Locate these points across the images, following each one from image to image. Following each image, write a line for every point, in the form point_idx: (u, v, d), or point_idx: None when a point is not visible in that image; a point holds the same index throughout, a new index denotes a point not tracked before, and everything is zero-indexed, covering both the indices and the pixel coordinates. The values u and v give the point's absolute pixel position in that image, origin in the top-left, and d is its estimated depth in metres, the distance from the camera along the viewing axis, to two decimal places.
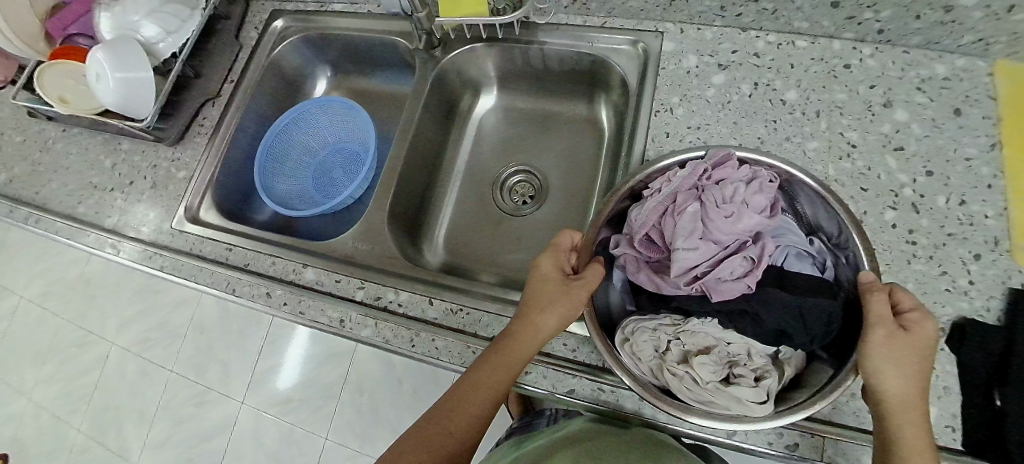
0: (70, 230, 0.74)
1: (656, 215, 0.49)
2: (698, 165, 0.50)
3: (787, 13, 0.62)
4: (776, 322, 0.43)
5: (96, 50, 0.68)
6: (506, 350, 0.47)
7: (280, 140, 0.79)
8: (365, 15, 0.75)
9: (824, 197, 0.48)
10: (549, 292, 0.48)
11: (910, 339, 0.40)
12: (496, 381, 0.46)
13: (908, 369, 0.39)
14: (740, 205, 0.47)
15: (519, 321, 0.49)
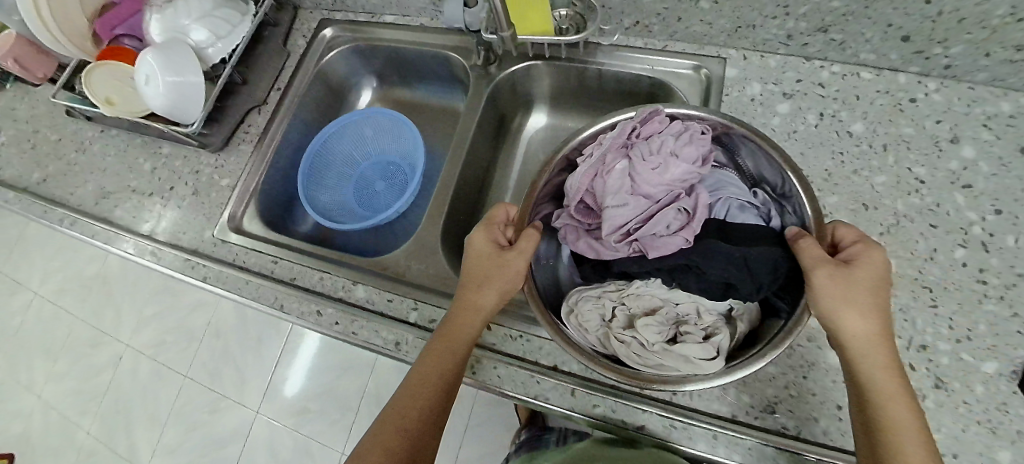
0: (107, 234, 0.72)
1: (587, 178, 0.51)
2: (626, 124, 0.52)
3: (855, 45, 0.61)
4: (719, 274, 0.44)
5: (146, 53, 0.66)
6: (456, 328, 0.50)
7: (324, 151, 0.78)
8: (418, 28, 0.74)
9: (762, 144, 0.50)
10: (487, 265, 0.50)
11: (857, 277, 0.41)
12: (454, 358, 0.49)
13: (862, 313, 0.40)
14: (667, 159, 0.49)
15: (466, 298, 0.51)
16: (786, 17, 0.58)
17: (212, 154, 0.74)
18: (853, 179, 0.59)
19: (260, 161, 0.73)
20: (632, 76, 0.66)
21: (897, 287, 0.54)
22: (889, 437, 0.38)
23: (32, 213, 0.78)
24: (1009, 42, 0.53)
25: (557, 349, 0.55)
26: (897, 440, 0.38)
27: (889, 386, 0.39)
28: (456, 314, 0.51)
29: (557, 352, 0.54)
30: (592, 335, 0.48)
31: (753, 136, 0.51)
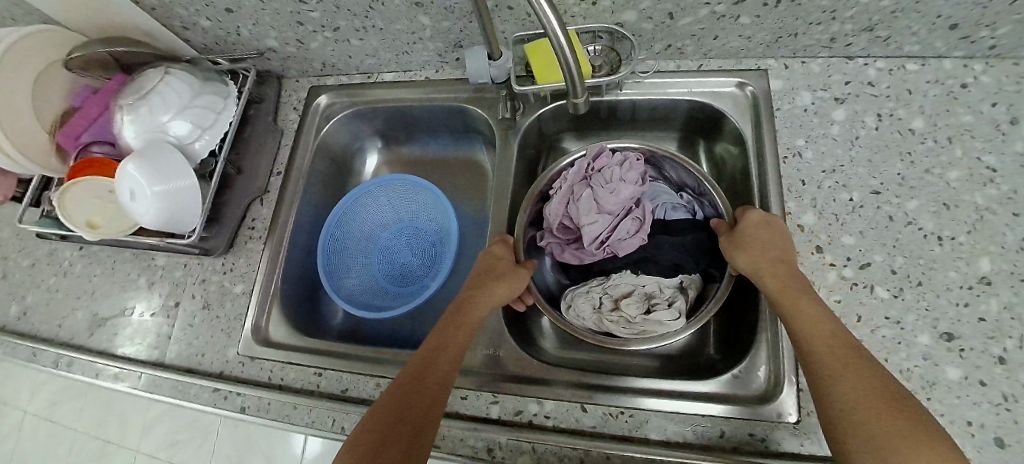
0: (110, 369, 0.63)
1: (562, 206, 0.60)
2: (581, 163, 0.61)
3: (900, 39, 0.57)
4: (669, 257, 0.60)
5: (125, 162, 0.56)
6: (441, 344, 0.48)
7: (341, 230, 0.71)
8: (422, 82, 0.68)
9: (680, 162, 0.62)
10: (491, 277, 0.54)
11: (745, 233, 0.53)
12: (439, 374, 0.46)
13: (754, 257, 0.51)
14: (618, 180, 0.58)
15: (453, 315, 0.51)
16: (830, 22, 0.55)
17: (216, 257, 0.66)
18: (927, 179, 0.55)
19: (275, 256, 0.65)
20: (670, 101, 0.63)
21: (996, 285, 0.50)
22: (828, 357, 0.42)
23: (17, 356, 0.68)
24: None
25: (665, 421, 0.49)
26: (831, 357, 0.42)
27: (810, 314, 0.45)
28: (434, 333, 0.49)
29: (668, 425, 0.49)
30: (587, 325, 0.58)
31: (674, 157, 0.62)
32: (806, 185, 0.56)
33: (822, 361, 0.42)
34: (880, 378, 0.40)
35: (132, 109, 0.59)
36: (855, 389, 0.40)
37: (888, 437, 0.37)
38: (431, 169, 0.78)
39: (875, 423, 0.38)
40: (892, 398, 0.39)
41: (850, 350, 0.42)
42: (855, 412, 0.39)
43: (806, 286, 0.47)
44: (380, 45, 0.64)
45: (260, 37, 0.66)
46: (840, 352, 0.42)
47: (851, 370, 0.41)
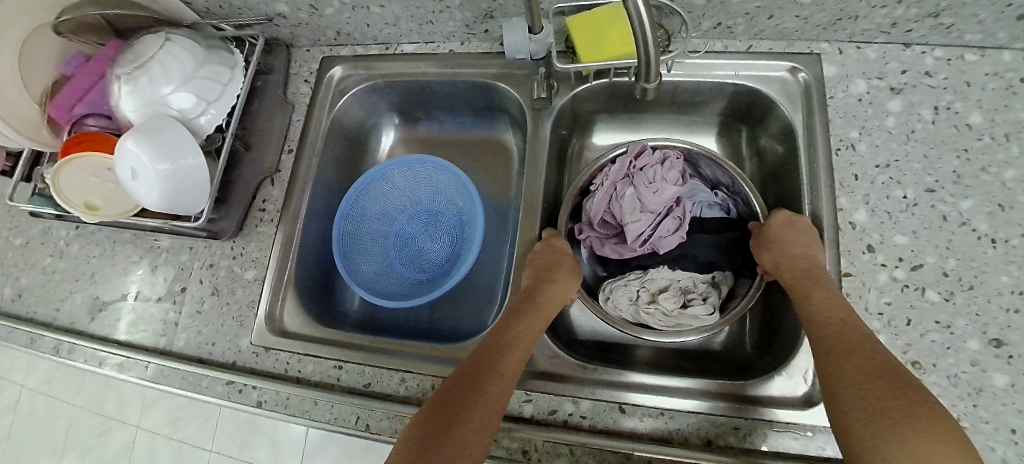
0: (114, 357, 0.60)
1: (604, 203, 0.58)
2: (624, 159, 0.57)
3: (964, 27, 0.53)
4: (706, 255, 0.58)
5: (125, 140, 0.52)
6: (503, 340, 0.46)
7: (355, 213, 0.67)
8: (447, 55, 0.63)
9: (719, 160, 0.58)
10: (552, 273, 0.52)
11: (765, 228, 0.53)
12: (502, 369, 0.43)
13: (773, 252, 0.51)
14: (661, 180, 0.56)
15: (513, 310, 0.49)
16: (895, 5, 0.51)
17: (224, 241, 0.62)
18: (983, 177, 0.52)
19: (288, 241, 0.61)
20: (714, 84, 0.60)
21: None
22: (831, 337, 0.42)
23: (13, 341, 0.64)
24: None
25: (706, 423, 0.47)
26: (834, 337, 0.42)
27: (823, 301, 0.44)
28: (494, 329, 0.47)
29: (708, 427, 0.47)
30: (621, 314, 0.55)
31: (710, 153, 0.58)
32: (859, 180, 0.54)
33: (826, 341, 0.42)
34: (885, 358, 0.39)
35: (132, 80, 0.54)
36: (850, 365, 0.39)
37: (878, 408, 0.35)
38: (450, 150, 0.74)
39: (866, 396, 0.36)
40: (889, 374, 0.37)
41: (858, 333, 0.41)
42: (848, 386, 0.38)
43: (827, 278, 0.47)
44: (402, 14, 0.59)
45: (270, 2, 0.60)
46: (842, 332, 0.41)
47: (853, 348, 0.40)
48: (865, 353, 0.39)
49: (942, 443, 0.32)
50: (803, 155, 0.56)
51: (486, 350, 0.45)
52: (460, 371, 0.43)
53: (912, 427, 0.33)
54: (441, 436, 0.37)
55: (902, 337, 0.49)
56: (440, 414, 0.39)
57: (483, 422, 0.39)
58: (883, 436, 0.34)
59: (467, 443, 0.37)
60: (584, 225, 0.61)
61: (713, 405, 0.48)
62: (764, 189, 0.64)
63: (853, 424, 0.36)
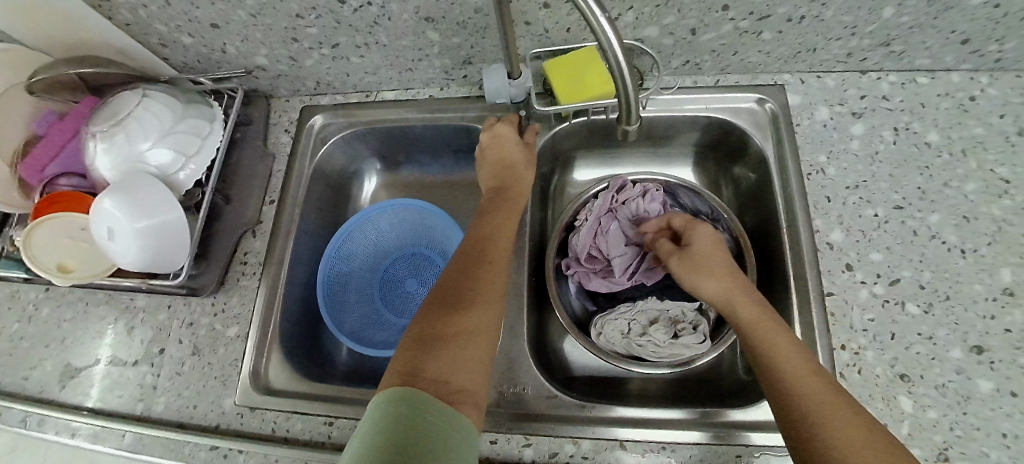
0: (86, 428, 0.56)
1: (590, 238, 0.59)
2: (606, 195, 0.60)
3: (913, 54, 0.57)
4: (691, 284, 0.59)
5: (104, 201, 0.51)
6: (485, 236, 0.51)
7: (341, 260, 0.66)
8: (427, 101, 0.65)
9: (698, 192, 0.60)
10: (511, 160, 0.57)
11: (706, 260, 0.49)
12: (488, 257, 0.48)
13: (727, 285, 0.46)
14: (642, 214, 0.60)
15: (487, 209, 0.54)
16: (849, 37, 0.55)
17: (205, 297, 0.60)
18: (945, 192, 0.55)
19: (272, 292, 0.60)
20: (687, 118, 0.62)
21: (1020, 296, 0.50)
22: (809, 395, 0.36)
23: None
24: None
25: (708, 455, 0.47)
26: (814, 395, 0.36)
27: (789, 348, 0.40)
28: (474, 228, 0.52)
29: (711, 458, 0.47)
30: (613, 348, 0.56)
31: (689, 185, 0.61)
32: (832, 202, 0.56)
33: (805, 400, 0.36)
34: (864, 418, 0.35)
35: (107, 139, 0.53)
36: (841, 432, 0.34)
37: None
38: (433, 191, 0.74)
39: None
40: (879, 442, 0.33)
41: (831, 388, 0.37)
42: (845, 459, 0.32)
43: (779, 317, 0.43)
44: (382, 62, 0.60)
45: (248, 55, 0.61)
46: (822, 391, 0.36)
47: (834, 408, 0.35)
48: (845, 412, 0.35)
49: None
50: (777, 180, 0.58)
51: (472, 249, 0.49)
52: (449, 275, 0.47)
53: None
54: (443, 334, 0.41)
55: (889, 351, 0.50)
56: (438, 315, 0.42)
57: (486, 329, 0.43)
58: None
59: (473, 341, 0.42)
60: (572, 261, 0.61)
61: (716, 435, 0.47)
62: (743, 213, 0.66)
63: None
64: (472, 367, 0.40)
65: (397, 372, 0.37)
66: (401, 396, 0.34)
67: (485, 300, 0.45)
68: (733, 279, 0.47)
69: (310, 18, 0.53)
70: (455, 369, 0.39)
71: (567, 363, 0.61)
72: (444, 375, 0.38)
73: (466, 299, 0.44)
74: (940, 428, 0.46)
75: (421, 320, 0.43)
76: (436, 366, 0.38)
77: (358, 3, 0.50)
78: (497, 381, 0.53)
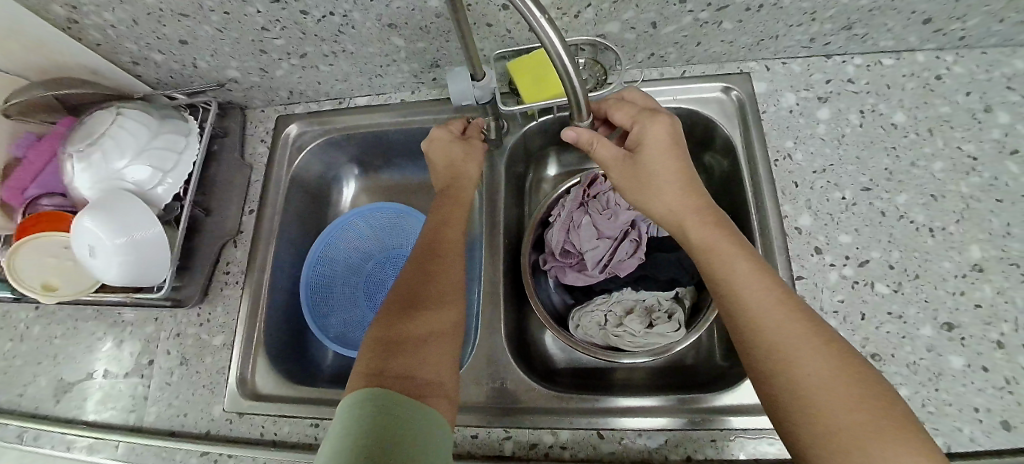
0: (80, 440, 0.58)
1: (563, 233, 0.61)
2: (578, 190, 0.62)
3: (876, 36, 0.58)
4: (666, 273, 0.58)
5: (86, 219, 0.52)
6: (436, 236, 0.51)
7: (324, 266, 0.68)
8: (399, 105, 0.66)
9: None
10: (454, 158, 0.57)
11: (655, 172, 0.47)
12: (440, 256, 0.50)
13: (681, 206, 0.46)
14: (614, 205, 0.61)
15: (437, 208, 0.55)
16: (809, 23, 0.55)
17: (190, 309, 0.62)
18: (913, 172, 0.56)
19: (255, 300, 0.61)
20: None
21: (988, 272, 0.50)
22: (772, 325, 0.37)
23: None
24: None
25: (685, 440, 0.48)
26: (782, 324, 0.37)
27: (750, 278, 0.40)
28: (426, 229, 0.53)
29: (686, 444, 0.47)
30: (591, 340, 0.57)
31: None
32: (799, 187, 0.57)
33: (769, 331, 0.37)
34: (823, 337, 0.37)
35: (85, 159, 0.54)
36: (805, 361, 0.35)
37: (845, 413, 0.32)
38: (412, 194, 0.76)
39: (828, 400, 0.33)
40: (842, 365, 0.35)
41: (793, 311, 0.38)
42: (810, 386, 0.34)
43: (740, 244, 0.43)
44: (352, 69, 0.61)
45: (220, 69, 0.62)
46: (786, 319, 0.37)
47: (798, 335, 0.36)
48: (810, 336, 0.37)
49: (914, 443, 0.31)
50: (745, 168, 0.59)
51: (424, 254, 0.50)
52: (404, 279, 0.48)
53: (883, 434, 0.31)
54: (403, 334, 0.42)
55: (860, 332, 0.50)
56: (397, 318, 0.44)
57: (445, 322, 0.45)
58: (853, 451, 0.31)
59: (433, 336, 0.43)
60: (549, 256, 0.64)
61: (691, 421, 0.48)
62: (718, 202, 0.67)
63: (818, 437, 0.32)
64: (437, 361, 0.42)
65: (362, 378, 0.39)
66: (374, 396, 0.36)
67: (441, 295, 0.46)
68: (686, 197, 0.46)
69: (275, 30, 0.54)
70: (419, 365, 0.40)
71: (548, 357, 0.63)
72: (409, 371, 0.39)
73: (421, 299, 0.46)
74: (912, 405, 0.46)
75: (378, 326, 0.44)
76: (398, 366, 0.40)
77: (320, 13, 0.51)
78: (476, 377, 0.54)
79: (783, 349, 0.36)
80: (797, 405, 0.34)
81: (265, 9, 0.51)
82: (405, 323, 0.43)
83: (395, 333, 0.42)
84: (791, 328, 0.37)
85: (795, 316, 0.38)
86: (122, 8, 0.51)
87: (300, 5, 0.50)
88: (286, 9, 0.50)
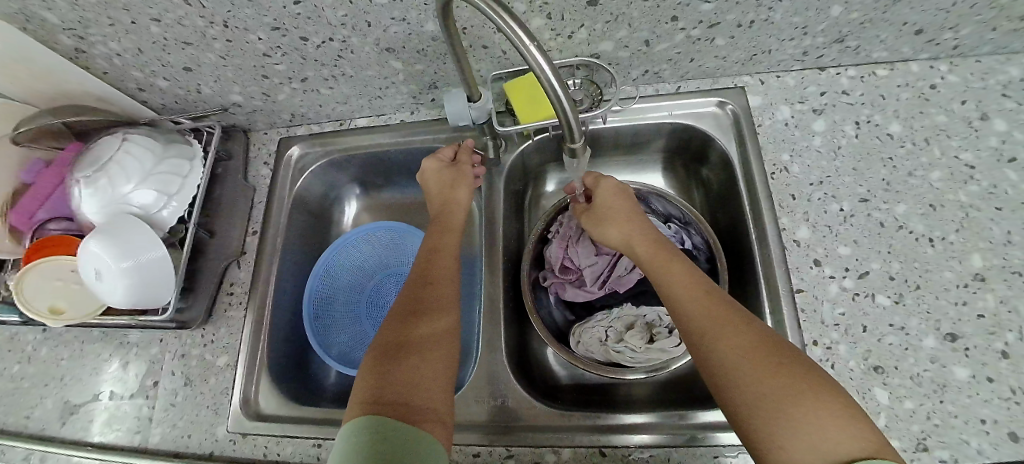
0: (87, 462, 0.58)
1: (562, 249, 0.63)
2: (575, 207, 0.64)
3: (869, 48, 0.58)
4: None
5: (89, 244, 0.53)
6: (430, 263, 0.52)
7: (326, 284, 0.69)
8: (399, 125, 0.67)
9: (666, 196, 0.63)
10: (445, 184, 0.58)
11: (607, 208, 0.55)
12: (436, 281, 0.50)
13: (626, 231, 0.52)
14: None
15: (430, 234, 0.56)
16: (802, 37, 0.56)
17: (194, 330, 0.62)
18: (910, 181, 0.56)
19: (259, 320, 0.62)
20: (651, 125, 0.65)
21: (991, 281, 0.50)
22: (704, 318, 0.41)
23: None
24: (1016, 14, 0.52)
25: (687, 455, 0.47)
26: (723, 325, 0.40)
27: (691, 288, 0.44)
28: (419, 255, 0.54)
29: (690, 460, 0.47)
30: (593, 356, 0.57)
31: (656, 190, 0.64)
32: (797, 199, 0.57)
33: (700, 323, 0.41)
34: (753, 326, 0.40)
35: (92, 184, 0.55)
36: (734, 346, 0.38)
37: (770, 388, 0.35)
38: (413, 211, 0.77)
39: (756, 378, 0.36)
40: (769, 349, 0.37)
41: (723, 305, 0.42)
42: (737, 368, 0.37)
43: (677, 256, 0.48)
44: (351, 92, 0.63)
45: (223, 94, 0.63)
46: (728, 319, 0.40)
47: (728, 323, 0.40)
48: (747, 332, 0.39)
49: (836, 413, 0.33)
50: (742, 182, 0.60)
51: (419, 278, 0.51)
52: (397, 308, 0.48)
53: (806, 403, 0.33)
54: (396, 359, 0.43)
55: (861, 344, 0.50)
56: (391, 344, 0.44)
57: (439, 347, 0.45)
58: (781, 424, 0.33)
59: (427, 361, 0.43)
60: (548, 273, 0.65)
61: (693, 437, 0.48)
62: (717, 215, 0.67)
63: (750, 414, 0.35)
64: (432, 384, 0.42)
65: (362, 404, 0.39)
66: (373, 422, 0.37)
67: (434, 321, 0.47)
68: (632, 222, 0.53)
69: (277, 55, 0.55)
70: (415, 391, 0.41)
71: (550, 373, 0.63)
72: (404, 396, 0.40)
73: (413, 323, 0.46)
74: (917, 418, 0.46)
75: (374, 354, 0.44)
76: (395, 392, 0.40)
77: (320, 40, 0.52)
78: (478, 395, 0.55)
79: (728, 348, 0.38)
80: (730, 389, 0.37)
81: (266, 36, 0.52)
82: (398, 349, 0.44)
83: (390, 359, 0.43)
84: (730, 327, 0.39)
85: (734, 317, 0.40)
86: (128, 38, 0.53)
87: (300, 32, 0.51)
88: (286, 36, 0.52)
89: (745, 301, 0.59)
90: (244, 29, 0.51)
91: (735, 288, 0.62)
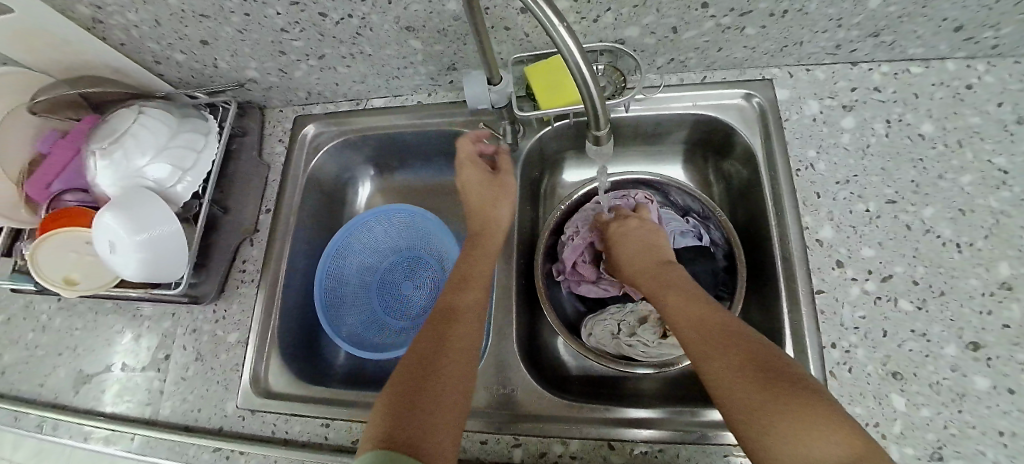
0: (98, 431, 0.59)
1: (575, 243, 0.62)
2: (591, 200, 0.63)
3: (905, 43, 0.56)
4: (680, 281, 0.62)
5: (102, 214, 0.53)
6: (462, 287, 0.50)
7: (336, 266, 0.68)
8: (416, 107, 0.67)
9: (686, 188, 0.62)
10: (486, 199, 0.57)
11: (621, 222, 0.55)
12: (465, 307, 0.49)
13: (637, 245, 0.53)
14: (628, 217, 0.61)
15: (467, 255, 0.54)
16: (836, 29, 0.54)
17: (205, 305, 0.62)
18: (940, 184, 0.54)
19: (269, 298, 0.62)
20: (673, 115, 0.63)
21: (1018, 290, 0.49)
22: (691, 324, 0.41)
23: None
24: None
25: (697, 453, 0.47)
26: (707, 330, 0.40)
27: (682, 295, 0.44)
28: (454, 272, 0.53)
29: (700, 458, 0.46)
30: (604, 349, 0.57)
31: (675, 183, 0.63)
32: (821, 197, 0.56)
33: (687, 331, 0.41)
34: (737, 331, 0.39)
35: (106, 156, 0.54)
36: (714, 350, 0.38)
37: (750, 393, 0.34)
38: (426, 194, 0.77)
39: (735, 382, 0.35)
40: (752, 352, 0.37)
41: (712, 312, 0.41)
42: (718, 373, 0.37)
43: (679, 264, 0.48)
44: (368, 71, 0.62)
45: (240, 69, 0.63)
46: (714, 325, 0.40)
47: (713, 329, 0.40)
48: (730, 335, 0.39)
49: (815, 413, 0.32)
50: (766, 178, 0.58)
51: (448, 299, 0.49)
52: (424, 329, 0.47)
53: (787, 406, 0.33)
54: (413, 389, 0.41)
55: (881, 349, 0.49)
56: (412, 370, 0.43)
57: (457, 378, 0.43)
58: (764, 429, 0.33)
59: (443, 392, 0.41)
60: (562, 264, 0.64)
61: (704, 435, 0.47)
62: (737, 211, 0.66)
63: (738, 418, 0.35)
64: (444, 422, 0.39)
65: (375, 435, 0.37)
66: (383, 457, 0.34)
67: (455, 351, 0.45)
68: (644, 236, 0.53)
69: (294, 31, 0.54)
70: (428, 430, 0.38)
71: (559, 364, 0.62)
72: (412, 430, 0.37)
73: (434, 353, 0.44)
74: (934, 427, 0.45)
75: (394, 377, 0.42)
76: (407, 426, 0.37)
77: (338, 16, 0.51)
78: (486, 383, 0.54)
79: (711, 352, 0.38)
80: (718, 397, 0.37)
81: (284, 11, 0.51)
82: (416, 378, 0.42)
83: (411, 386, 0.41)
84: (714, 333, 0.39)
85: (718, 321, 0.40)
86: (145, 9, 0.52)
87: (319, 8, 0.50)
88: (305, 11, 0.51)
89: (761, 299, 0.58)
90: (262, 3, 0.50)
91: (752, 286, 0.61)
